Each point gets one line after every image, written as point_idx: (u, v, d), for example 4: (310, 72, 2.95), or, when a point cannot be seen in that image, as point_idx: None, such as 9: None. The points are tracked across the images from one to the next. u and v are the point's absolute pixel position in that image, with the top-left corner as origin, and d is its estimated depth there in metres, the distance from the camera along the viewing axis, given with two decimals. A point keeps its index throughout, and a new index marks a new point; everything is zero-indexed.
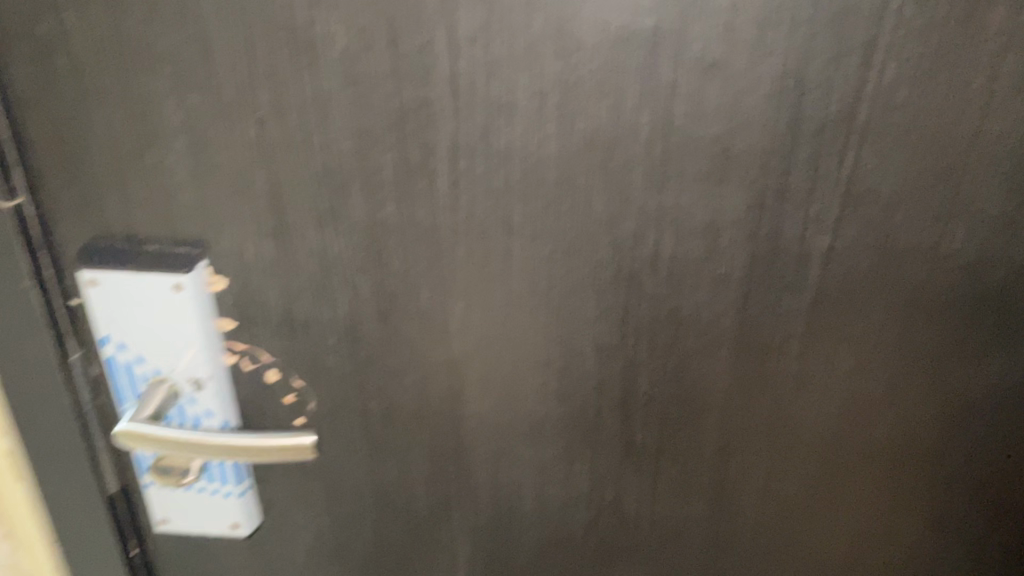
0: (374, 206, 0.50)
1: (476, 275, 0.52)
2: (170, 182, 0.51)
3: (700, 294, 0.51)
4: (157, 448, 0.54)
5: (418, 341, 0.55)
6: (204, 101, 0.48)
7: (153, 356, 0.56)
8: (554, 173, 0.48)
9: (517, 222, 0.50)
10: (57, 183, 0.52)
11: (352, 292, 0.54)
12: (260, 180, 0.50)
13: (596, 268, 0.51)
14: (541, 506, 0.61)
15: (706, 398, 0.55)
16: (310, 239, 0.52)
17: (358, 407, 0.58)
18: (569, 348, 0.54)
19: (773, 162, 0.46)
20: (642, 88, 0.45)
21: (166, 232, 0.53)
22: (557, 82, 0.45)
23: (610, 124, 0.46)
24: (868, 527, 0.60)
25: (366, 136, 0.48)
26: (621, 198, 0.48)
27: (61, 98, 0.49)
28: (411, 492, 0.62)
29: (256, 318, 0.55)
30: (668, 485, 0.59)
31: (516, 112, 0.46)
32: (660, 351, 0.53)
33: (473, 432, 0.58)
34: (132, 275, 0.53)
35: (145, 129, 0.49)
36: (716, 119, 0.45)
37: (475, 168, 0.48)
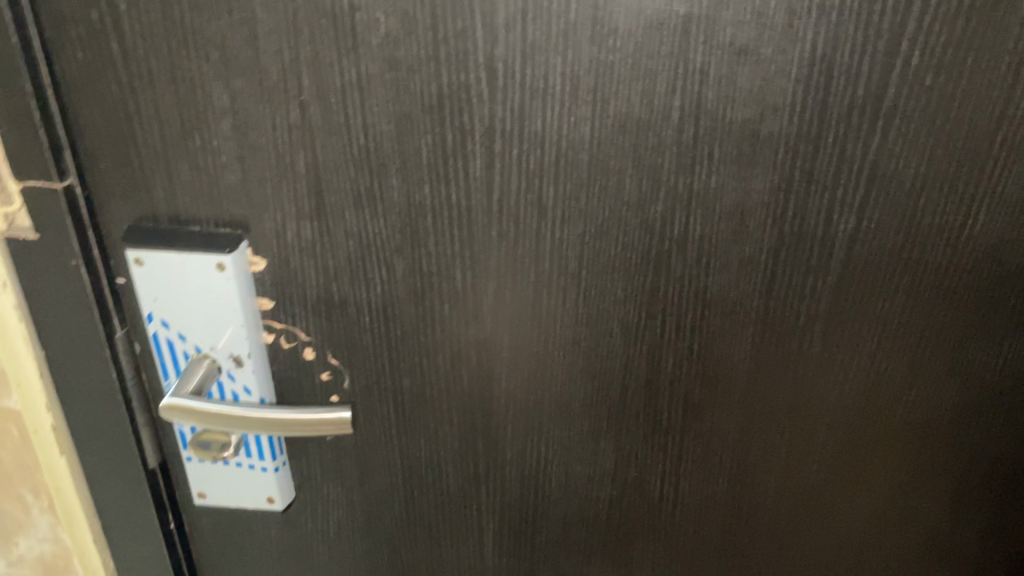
0: (411, 188, 0.52)
1: (509, 256, 0.54)
2: (214, 164, 0.53)
3: (726, 275, 0.52)
4: (203, 422, 0.56)
5: (451, 321, 0.57)
6: (250, 85, 0.50)
7: (195, 333, 0.58)
8: (586, 156, 0.49)
9: (549, 203, 0.51)
10: (106, 165, 0.54)
11: (388, 272, 0.55)
12: (302, 162, 0.52)
13: (625, 249, 0.52)
14: (568, 485, 0.63)
15: (731, 378, 0.56)
16: (348, 220, 0.54)
17: (391, 386, 0.60)
18: (597, 329, 0.56)
19: (800, 146, 0.48)
20: (673, 73, 0.46)
21: (210, 213, 0.55)
22: (590, 67, 0.47)
23: (641, 108, 0.47)
24: (887, 509, 0.61)
25: (405, 120, 0.50)
26: (651, 180, 0.50)
27: (112, 81, 0.51)
28: (441, 469, 0.63)
29: (294, 298, 0.57)
30: (692, 464, 0.60)
31: (551, 96, 0.48)
32: (686, 332, 0.55)
33: (502, 411, 0.60)
34: (176, 255, 0.55)
35: (191, 112, 0.51)
36: (745, 104, 0.47)
37: (509, 150, 0.50)
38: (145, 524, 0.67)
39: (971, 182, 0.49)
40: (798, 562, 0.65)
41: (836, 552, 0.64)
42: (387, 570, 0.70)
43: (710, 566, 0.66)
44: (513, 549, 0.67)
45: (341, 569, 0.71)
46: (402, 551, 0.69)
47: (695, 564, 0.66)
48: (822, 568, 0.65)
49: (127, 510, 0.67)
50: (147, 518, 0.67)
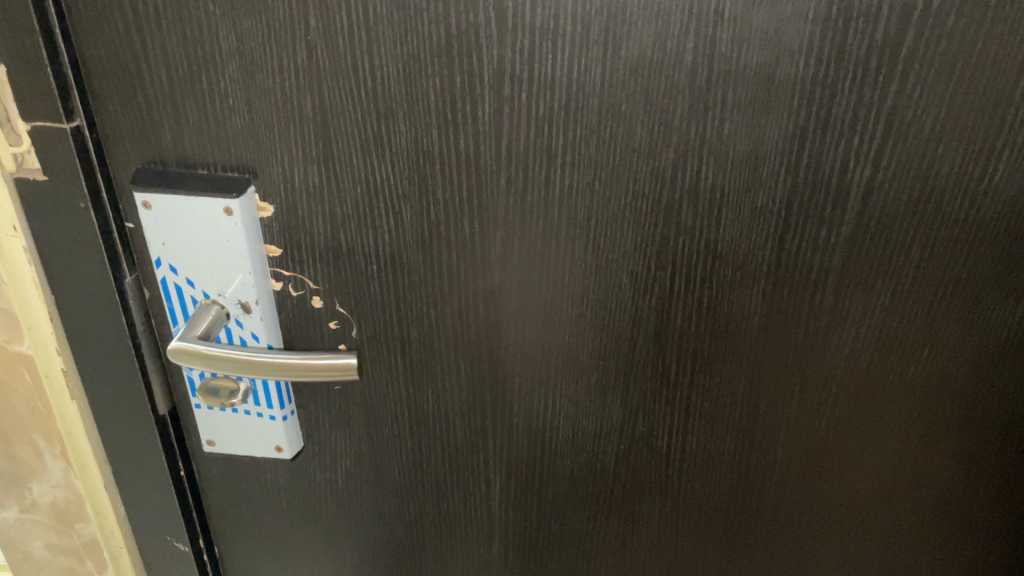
0: (419, 133, 0.52)
1: (517, 204, 0.53)
2: (223, 107, 0.52)
3: (738, 227, 0.51)
4: (209, 366, 0.56)
5: (458, 269, 0.57)
6: (257, 24, 0.49)
7: (203, 278, 0.58)
8: (596, 101, 0.49)
9: (558, 150, 0.51)
10: (114, 107, 0.54)
11: (396, 219, 0.55)
12: (310, 105, 0.51)
13: (635, 199, 0.52)
14: (575, 439, 0.63)
15: (740, 332, 0.56)
16: (356, 166, 0.53)
17: (399, 335, 0.60)
18: (606, 281, 0.55)
19: (816, 92, 0.46)
20: (687, 14, 0.45)
21: (218, 157, 0.55)
22: (602, 7, 0.46)
23: (653, 51, 0.47)
24: (896, 468, 0.60)
25: (413, 62, 0.49)
26: (662, 127, 0.49)
27: (118, 20, 0.50)
28: (450, 421, 0.64)
29: (302, 245, 0.57)
30: (700, 419, 0.60)
31: (562, 38, 0.47)
32: (695, 285, 0.54)
33: (509, 361, 0.60)
34: (183, 198, 0.55)
35: (198, 52, 0.51)
36: (760, 48, 0.46)
37: (519, 95, 0.49)
38: (156, 471, 0.68)
39: (993, 133, 0.47)
40: (806, 518, 0.64)
41: (844, 510, 0.63)
42: (395, 524, 0.71)
43: (717, 522, 0.65)
44: (521, 503, 0.67)
45: (350, 519, 0.71)
46: (410, 503, 0.69)
47: (702, 521, 0.66)
48: (830, 526, 0.65)
49: (139, 456, 0.68)
50: (158, 465, 0.68)
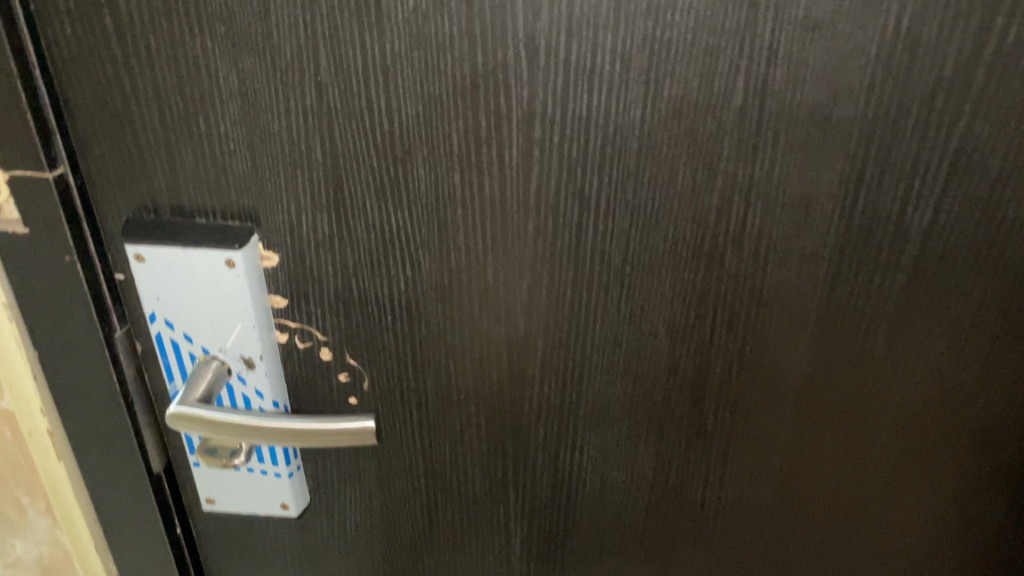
0: (439, 178, 0.47)
1: (546, 251, 0.49)
2: (223, 152, 0.48)
3: (786, 272, 0.48)
4: (209, 431, 0.51)
5: (480, 318, 0.53)
6: (261, 64, 0.45)
7: (202, 333, 0.54)
8: (635, 143, 0.45)
9: (592, 195, 0.47)
10: (101, 153, 0.49)
11: (413, 268, 0.51)
12: (320, 150, 0.47)
13: (674, 245, 0.48)
14: (603, 491, 0.59)
15: (785, 380, 0.52)
16: (369, 213, 0.49)
17: (416, 387, 0.56)
18: (640, 329, 0.51)
19: (876, 132, 0.43)
20: (738, 51, 0.41)
21: (217, 205, 0.50)
22: (644, 44, 0.42)
23: (700, 91, 0.43)
24: (940, 519, 0.57)
25: (434, 103, 0.45)
26: (706, 170, 0.45)
27: (106, 59, 0.46)
28: (467, 473, 0.60)
29: (309, 295, 0.53)
30: (737, 467, 0.56)
31: (599, 77, 0.43)
32: (738, 333, 0.51)
33: (533, 412, 0.57)
34: (180, 250, 0.50)
35: (195, 93, 0.46)
36: (817, 86, 0.42)
37: (550, 137, 0.45)
38: (151, 530, 0.64)
39: None
40: (843, 569, 0.61)
41: (884, 559, 0.60)
42: None
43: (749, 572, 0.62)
44: (543, 556, 0.63)
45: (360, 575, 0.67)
46: (424, 558, 0.65)
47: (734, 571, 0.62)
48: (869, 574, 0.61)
49: (132, 515, 0.63)
50: (152, 524, 0.64)
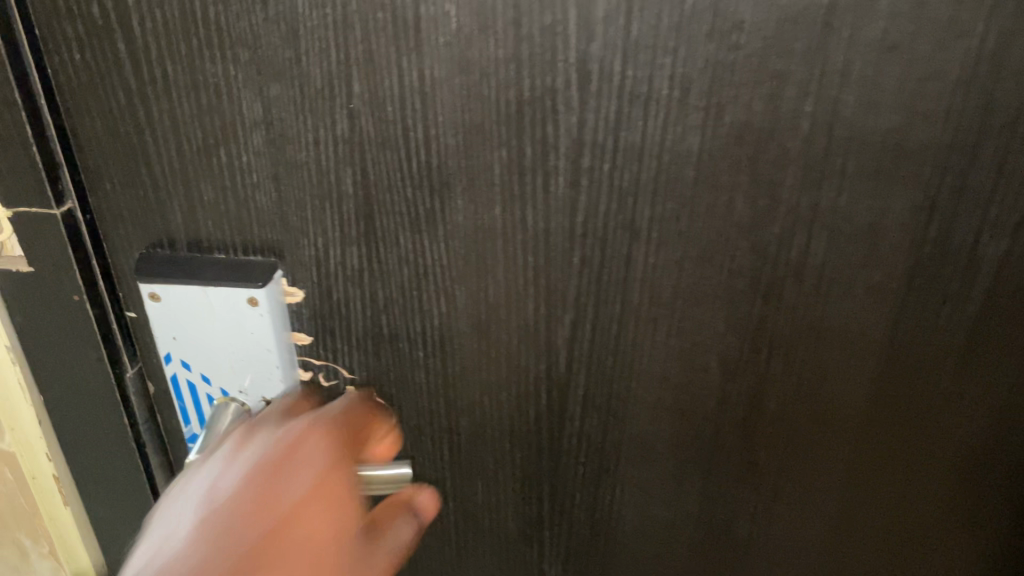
0: (479, 210, 0.44)
1: (591, 284, 0.46)
2: (245, 184, 0.45)
3: (849, 304, 0.45)
4: None
5: (519, 353, 0.50)
6: (288, 91, 0.41)
7: (221, 374, 0.50)
8: (692, 171, 0.42)
9: (643, 226, 0.44)
10: (113, 185, 0.45)
11: (448, 303, 0.48)
12: (350, 181, 0.44)
13: (729, 277, 0.45)
14: (644, 528, 0.57)
15: (841, 415, 0.50)
16: (402, 246, 0.46)
17: (447, 424, 0.53)
18: (689, 364, 0.49)
19: (954, 158, 0.40)
20: (807, 74, 0.38)
21: (238, 238, 0.47)
22: (706, 66, 0.39)
23: (764, 116, 0.40)
24: (1001, 560, 0.55)
25: (476, 131, 0.42)
26: (767, 200, 0.42)
27: (118, 87, 0.42)
28: (500, 509, 0.57)
29: (336, 332, 0.50)
30: (787, 503, 0.54)
31: (656, 102, 0.40)
32: (796, 367, 0.48)
33: (571, 449, 0.54)
34: (199, 288, 0.47)
35: (216, 122, 0.43)
36: (892, 110, 0.39)
37: (600, 165, 0.42)
38: None
39: None
40: None
41: None
42: None
43: None
44: None
45: None
46: None
47: None
48: None
49: None
50: None
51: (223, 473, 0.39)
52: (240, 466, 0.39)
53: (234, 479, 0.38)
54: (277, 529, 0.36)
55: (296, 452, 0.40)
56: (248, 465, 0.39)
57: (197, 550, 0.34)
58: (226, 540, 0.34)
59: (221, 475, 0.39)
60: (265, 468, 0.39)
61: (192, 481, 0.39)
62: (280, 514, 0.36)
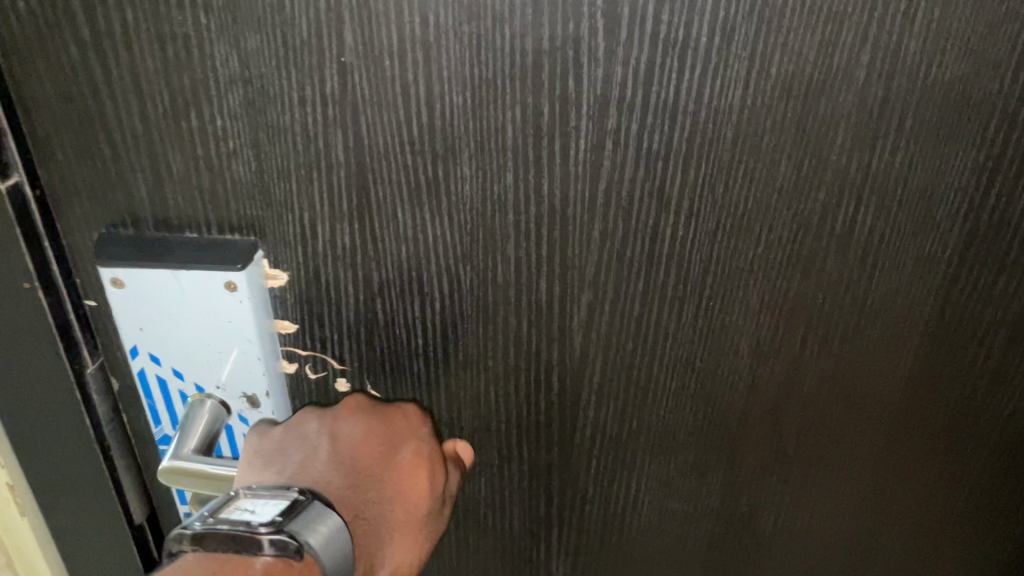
0: (487, 179, 0.39)
1: (612, 261, 0.42)
2: (219, 152, 0.39)
3: (898, 277, 0.41)
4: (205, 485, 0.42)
5: (529, 339, 0.45)
6: (269, 42, 0.36)
7: (195, 367, 0.45)
8: (730, 131, 0.37)
9: (673, 194, 0.39)
10: (65, 155, 0.40)
11: (451, 284, 0.43)
12: (341, 147, 0.39)
13: (767, 250, 0.41)
14: (661, 524, 0.53)
15: (882, 399, 0.46)
16: (401, 221, 0.41)
17: (447, 418, 0.49)
18: (718, 347, 0.44)
19: (1020, 112, 0.37)
20: (866, 17, 0.34)
21: (212, 216, 0.41)
22: (752, 10, 0.34)
23: (815, 67, 0.35)
24: None
25: (487, 88, 0.37)
26: (813, 162, 0.38)
27: (69, 39, 0.36)
28: (504, 509, 0.53)
29: (324, 319, 0.45)
30: (818, 495, 0.50)
31: (693, 53, 0.35)
32: (834, 347, 0.44)
33: (584, 442, 0.49)
34: (167, 272, 0.41)
35: (185, 81, 0.37)
36: (957, 57, 0.35)
37: (627, 126, 0.37)
38: None
39: None
40: None
41: None
42: None
43: None
44: None
45: None
46: None
47: None
48: None
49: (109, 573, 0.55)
50: None
51: (343, 422, 0.45)
52: (358, 416, 0.45)
53: (354, 438, 0.44)
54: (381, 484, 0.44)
55: (405, 420, 0.46)
56: (368, 422, 0.45)
57: (331, 487, 0.42)
58: (349, 485, 0.43)
59: (343, 427, 0.44)
60: (380, 433, 0.45)
61: (314, 422, 0.44)
62: (384, 480, 0.44)
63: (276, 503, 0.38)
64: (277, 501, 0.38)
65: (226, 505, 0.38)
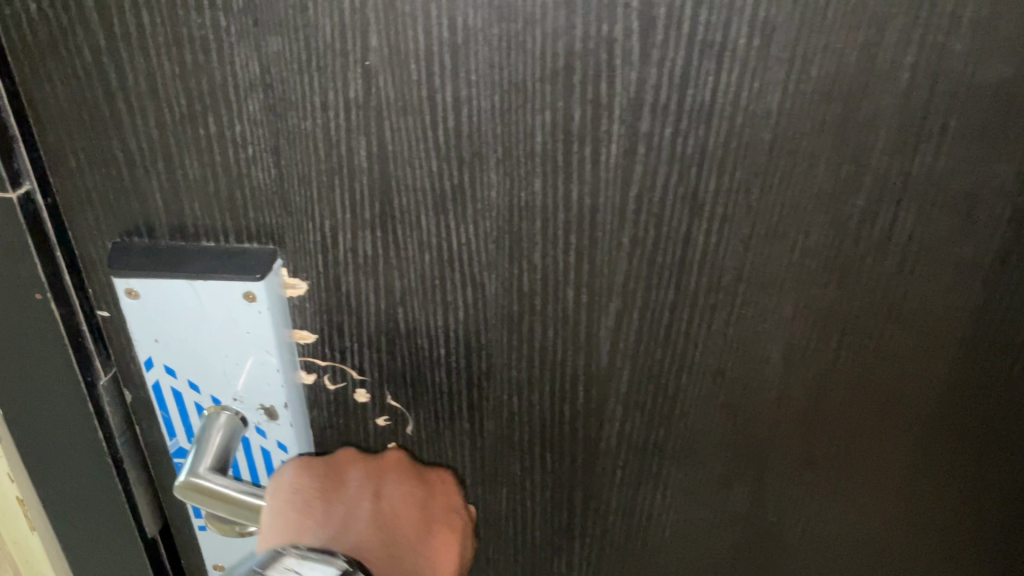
0: (514, 185, 0.38)
1: (641, 269, 0.40)
2: (238, 159, 0.38)
3: (936, 286, 0.40)
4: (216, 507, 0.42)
5: (554, 348, 0.44)
6: (291, 45, 0.35)
7: (212, 380, 0.44)
8: (767, 134, 0.36)
9: (706, 199, 0.38)
10: (79, 163, 0.38)
11: (476, 292, 0.42)
12: (363, 153, 0.37)
13: (802, 257, 0.39)
14: (686, 535, 0.52)
15: (915, 411, 0.45)
16: (424, 228, 0.40)
17: (469, 428, 0.47)
18: (749, 356, 0.43)
19: None
20: (912, 17, 0.33)
21: (230, 224, 0.40)
22: (793, 10, 0.33)
23: (857, 68, 0.34)
24: None
25: (516, 91, 0.35)
26: (853, 166, 0.37)
27: (84, 43, 0.35)
28: (525, 520, 0.52)
29: (344, 328, 0.43)
30: (847, 506, 0.49)
31: (731, 54, 0.34)
32: (867, 356, 0.43)
33: (609, 453, 0.48)
34: (184, 283, 0.40)
35: (203, 86, 0.36)
36: (1006, 58, 0.34)
37: (661, 130, 0.36)
38: None
39: None
40: None
41: None
42: None
43: None
44: None
45: None
46: None
47: None
48: None
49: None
50: None
51: (383, 476, 0.45)
52: (397, 467, 0.46)
53: (392, 484, 0.45)
54: (412, 550, 0.43)
55: (442, 483, 0.47)
56: (405, 474, 0.46)
57: (368, 542, 0.42)
58: (385, 545, 0.43)
59: (382, 474, 0.46)
60: (420, 498, 0.45)
61: (357, 477, 0.45)
62: (417, 535, 0.44)
63: (322, 567, 0.37)
64: (326, 569, 0.36)
65: (272, 560, 0.37)
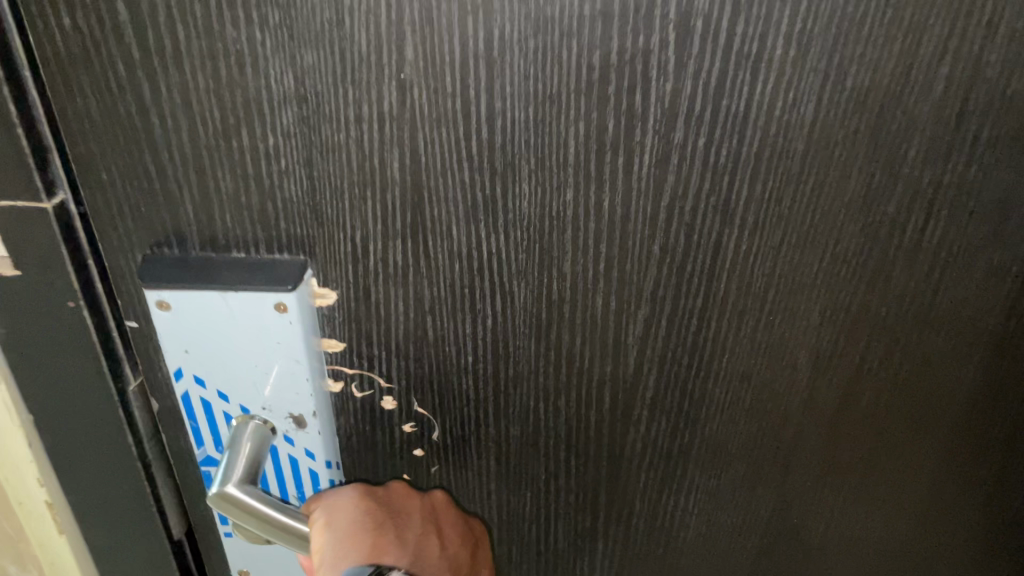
0: (546, 195, 0.38)
1: (671, 276, 0.41)
2: (270, 171, 0.38)
3: (966, 289, 0.41)
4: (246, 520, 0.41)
5: (581, 354, 0.44)
6: (327, 58, 0.34)
7: (241, 389, 0.44)
8: (801, 144, 0.36)
9: (737, 207, 0.38)
10: (110, 176, 0.38)
11: (505, 301, 0.42)
12: (397, 165, 0.37)
13: (832, 263, 0.40)
14: (710, 536, 0.52)
15: (942, 412, 0.45)
16: (455, 238, 0.40)
17: (495, 434, 0.48)
18: (777, 361, 0.43)
19: None
20: (949, 28, 0.33)
21: (261, 235, 0.40)
22: (831, 21, 0.33)
23: (892, 79, 0.34)
24: None
25: (551, 103, 0.35)
26: (885, 174, 0.37)
27: (116, 57, 0.35)
28: (548, 523, 0.52)
29: (373, 337, 0.43)
30: (870, 507, 0.50)
31: (766, 65, 0.34)
32: (895, 359, 0.43)
33: (634, 457, 0.48)
34: (216, 295, 0.40)
35: (237, 99, 0.36)
36: None
37: (694, 141, 0.36)
38: None
39: None
40: None
41: None
42: None
43: None
44: None
45: None
46: None
47: None
48: None
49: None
50: None
51: (436, 512, 0.48)
52: (444, 505, 0.49)
53: (443, 522, 0.48)
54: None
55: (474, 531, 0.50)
56: (451, 515, 0.49)
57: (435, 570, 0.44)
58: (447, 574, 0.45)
59: (434, 511, 0.48)
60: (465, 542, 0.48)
61: (416, 507, 0.47)
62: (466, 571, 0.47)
63: None
64: None
65: None
